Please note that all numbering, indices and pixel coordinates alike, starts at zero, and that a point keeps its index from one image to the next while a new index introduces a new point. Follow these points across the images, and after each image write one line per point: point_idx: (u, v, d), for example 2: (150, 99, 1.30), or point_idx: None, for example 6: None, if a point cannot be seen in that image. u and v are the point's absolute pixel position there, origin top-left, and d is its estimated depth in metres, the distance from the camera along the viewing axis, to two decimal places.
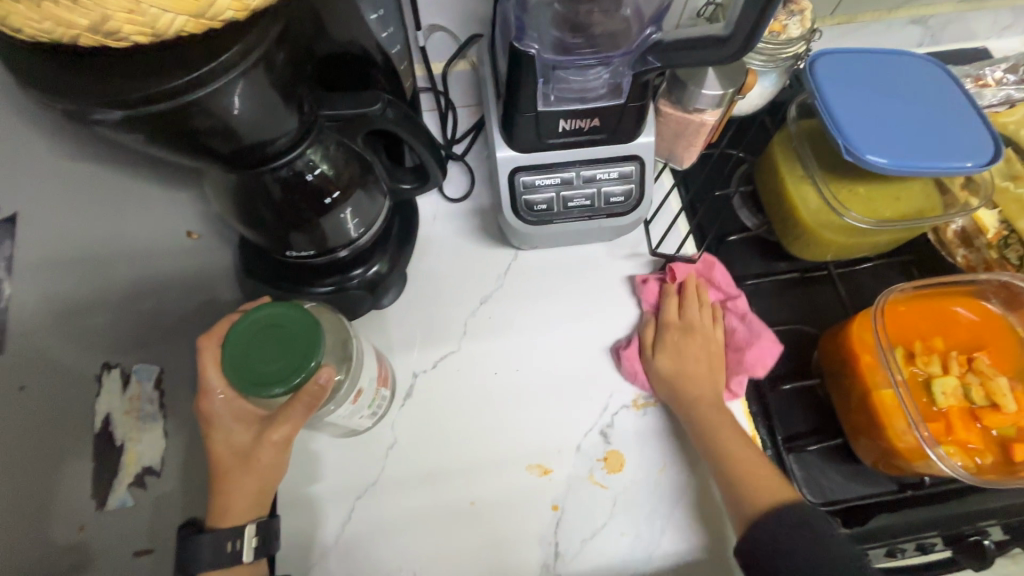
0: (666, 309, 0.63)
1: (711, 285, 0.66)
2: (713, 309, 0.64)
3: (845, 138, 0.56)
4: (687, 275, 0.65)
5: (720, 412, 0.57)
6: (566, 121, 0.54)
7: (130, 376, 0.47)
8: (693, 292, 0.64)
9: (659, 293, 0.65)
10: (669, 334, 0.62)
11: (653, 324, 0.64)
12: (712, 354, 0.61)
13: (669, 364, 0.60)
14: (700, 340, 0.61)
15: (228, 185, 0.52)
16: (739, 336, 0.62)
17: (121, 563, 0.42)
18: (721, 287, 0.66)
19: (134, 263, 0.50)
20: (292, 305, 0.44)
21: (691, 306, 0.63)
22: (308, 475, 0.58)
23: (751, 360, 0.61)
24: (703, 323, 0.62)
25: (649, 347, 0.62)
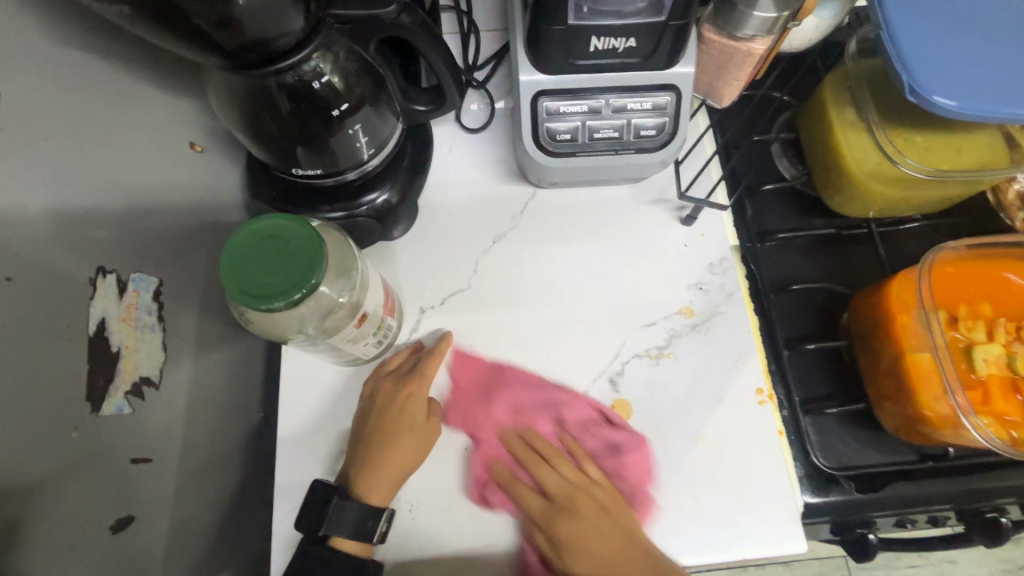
0: (523, 496, 0.54)
1: (535, 420, 0.57)
2: (590, 465, 0.56)
3: (910, 75, 0.51)
4: (500, 425, 0.57)
5: (662, 568, 0.50)
6: (597, 39, 0.49)
7: (127, 285, 0.45)
8: (529, 457, 0.55)
9: (508, 483, 0.54)
10: (560, 532, 0.52)
11: (529, 510, 0.53)
12: (600, 503, 0.53)
13: (579, 564, 0.51)
14: (581, 504, 0.53)
15: (231, 91, 0.48)
16: (607, 457, 0.56)
17: (119, 468, 0.43)
18: (569, 425, 0.57)
19: (132, 169, 0.47)
20: (298, 220, 0.42)
21: (546, 471, 0.55)
22: (308, 404, 0.57)
23: (631, 474, 0.55)
24: (581, 484, 0.54)
25: (541, 544, 0.53)
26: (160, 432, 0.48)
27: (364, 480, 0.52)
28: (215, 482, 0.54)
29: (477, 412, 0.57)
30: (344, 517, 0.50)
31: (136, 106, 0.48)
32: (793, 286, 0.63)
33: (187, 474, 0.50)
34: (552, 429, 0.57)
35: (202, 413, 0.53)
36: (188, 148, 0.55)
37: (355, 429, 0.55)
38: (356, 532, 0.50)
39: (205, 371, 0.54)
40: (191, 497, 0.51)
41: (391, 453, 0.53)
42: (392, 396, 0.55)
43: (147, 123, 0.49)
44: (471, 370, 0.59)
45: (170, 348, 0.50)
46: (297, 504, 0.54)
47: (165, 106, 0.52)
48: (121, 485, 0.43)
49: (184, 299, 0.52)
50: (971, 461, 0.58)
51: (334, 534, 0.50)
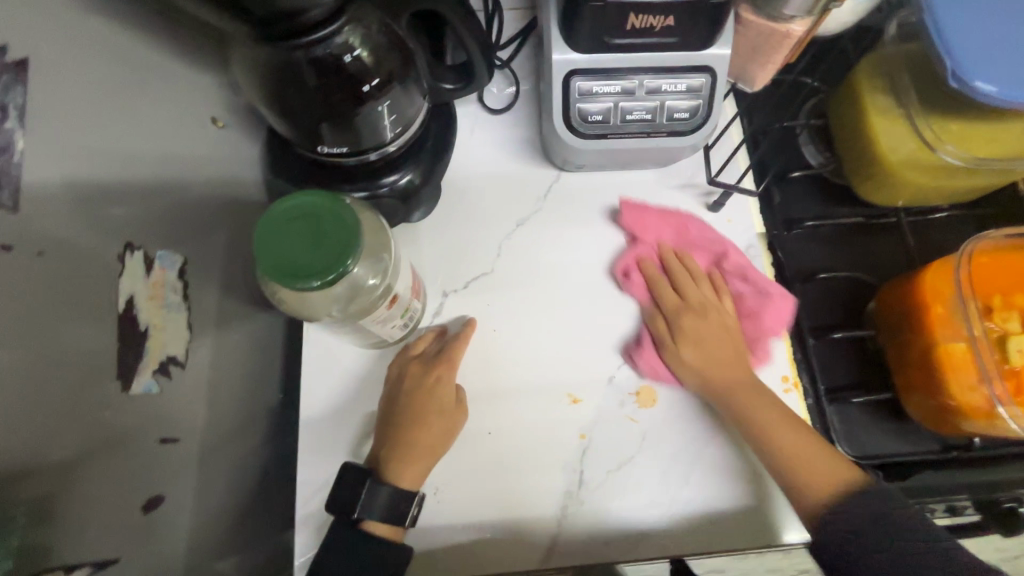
0: (660, 287, 0.59)
1: (694, 248, 0.61)
2: (710, 279, 0.59)
3: (953, 60, 0.49)
4: (659, 242, 0.61)
5: (764, 400, 0.53)
6: (636, 17, 0.48)
7: (153, 262, 0.44)
8: (676, 263, 0.60)
9: (648, 279, 0.60)
10: (684, 321, 0.56)
11: (658, 310, 0.58)
12: (729, 330, 0.57)
13: (690, 352, 0.55)
14: (713, 317, 0.56)
15: (257, 64, 0.47)
16: (747, 300, 0.58)
17: (148, 448, 0.42)
18: (702, 244, 0.61)
19: (156, 143, 0.46)
20: (332, 198, 0.41)
21: (688, 286, 0.58)
22: (331, 387, 0.56)
23: (769, 325, 0.57)
24: (711, 300, 0.58)
25: (660, 334, 0.57)
26: (187, 412, 0.47)
27: (395, 462, 0.51)
28: (239, 464, 0.54)
29: (646, 213, 0.62)
30: (376, 500, 0.49)
31: (159, 78, 0.47)
32: (820, 274, 0.62)
33: (212, 455, 0.50)
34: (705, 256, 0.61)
35: (226, 394, 0.52)
36: (210, 123, 0.53)
37: (383, 411, 0.54)
38: (389, 515, 0.49)
39: (227, 352, 0.53)
40: (216, 479, 0.50)
41: (421, 436, 0.52)
42: (419, 380, 0.54)
43: (169, 96, 0.48)
44: (644, 221, 0.61)
45: (195, 327, 0.49)
46: (321, 487, 0.53)
47: (187, 80, 0.50)
48: (151, 465, 0.42)
49: (207, 278, 0.51)
50: (994, 453, 0.58)
51: (365, 518, 0.49)
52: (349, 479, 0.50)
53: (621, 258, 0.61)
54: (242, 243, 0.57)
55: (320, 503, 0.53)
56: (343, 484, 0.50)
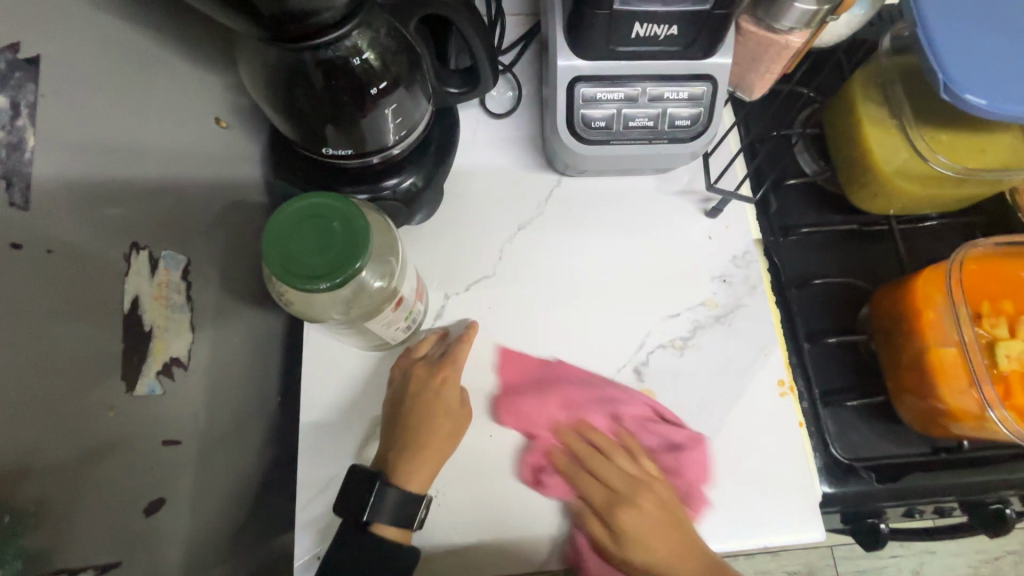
0: (587, 481, 0.54)
1: (614, 421, 0.57)
2: (647, 462, 0.55)
3: (945, 73, 0.51)
4: (579, 420, 0.56)
5: (721, 569, 0.50)
6: (640, 26, 0.48)
7: (158, 262, 0.44)
8: (585, 448, 0.55)
9: (570, 477, 0.54)
10: (619, 523, 0.52)
11: (580, 496, 0.54)
12: (669, 507, 0.52)
13: (626, 513, 0.52)
14: (652, 507, 0.52)
15: (266, 64, 0.47)
16: (665, 458, 0.56)
17: (151, 450, 0.42)
18: (603, 416, 0.57)
19: (161, 143, 0.46)
20: (341, 199, 0.41)
21: (608, 475, 0.54)
22: (332, 389, 0.56)
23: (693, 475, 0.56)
24: (647, 480, 0.54)
25: (601, 537, 0.52)
26: (188, 414, 0.46)
27: (403, 464, 0.51)
28: (238, 467, 0.53)
29: (522, 405, 0.56)
30: (384, 503, 0.49)
31: (164, 78, 0.47)
32: (815, 280, 0.64)
33: (212, 458, 0.49)
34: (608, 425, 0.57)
35: (225, 396, 0.52)
36: (214, 124, 0.53)
37: (388, 414, 0.54)
38: (397, 518, 0.49)
39: (227, 354, 0.53)
40: (215, 482, 0.50)
41: (430, 438, 0.52)
42: (425, 383, 0.54)
43: (175, 95, 0.48)
44: (552, 399, 0.57)
45: (197, 329, 0.48)
46: (322, 489, 0.53)
47: (192, 79, 0.50)
48: (153, 468, 0.42)
49: (209, 279, 0.51)
50: (983, 455, 0.59)
51: (376, 520, 0.48)
52: (359, 482, 0.49)
53: (530, 456, 0.55)
54: (244, 244, 0.56)
55: (321, 505, 0.52)
56: (352, 486, 0.50)
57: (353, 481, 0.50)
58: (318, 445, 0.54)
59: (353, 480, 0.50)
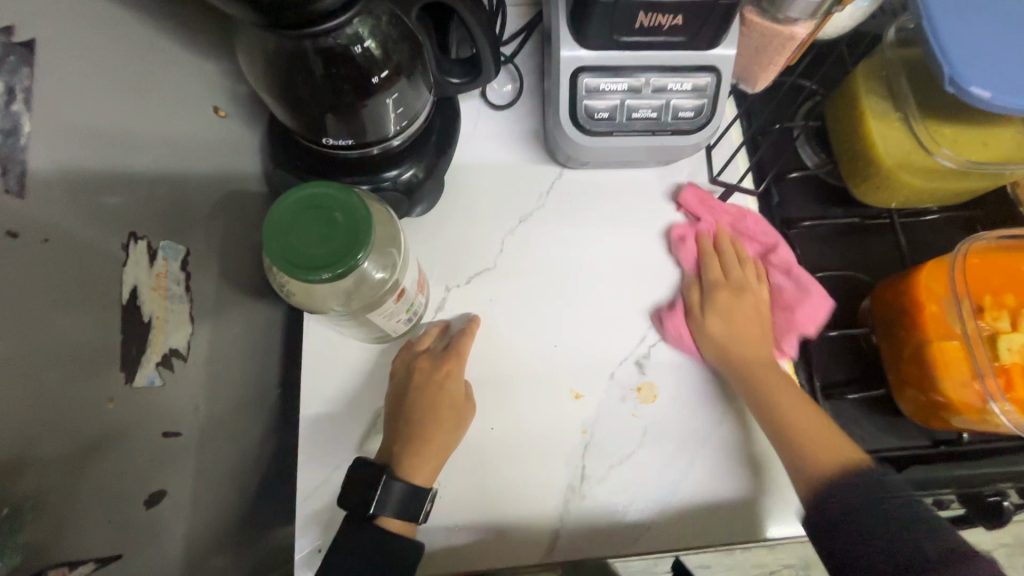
0: (710, 258, 0.60)
1: (745, 237, 0.62)
2: (755, 268, 0.60)
3: (949, 65, 0.51)
4: (715, 226, 0.62)
5: (771, 369, 0.55)
6: (644, 16, 0.48)
7: (157, 252, 0.43)
8: (728, 245, 0.61)
9: (701, 252, 0.61)
10: (716, 293, 0.58)
11: (697, 281, 0.60)
12: (761, 314, 0.58)
13: (716, 325, 0.57)
14: (749, 299, 0.58)
15: (266, 52, 0.46)
16: (787, 294, 0.59)
17: (152, 442, 0.42)
18: (755, 236, 0.61)
19: (159, 132, 0.45)
20: (343, 189, 0.40)
21: (736, 266, 0.59)
22: (332, 382, 0.55)
23: (802, 322, 0.58)
24: (749, 282, 0.59)
25: (691, 304, 0.59)
26: (188, 406, 0.46)
27: (407, 458, 0.50)
28: (238, 458, 0.53)
29: (716, 208, 0.62)
30: (390, 496, 0.48)
31: (162, 65, 0.46)
32: (817, 273, 0.64)
33: (213, 450, 0.49)
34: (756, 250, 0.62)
35: (226, 388, 0.52)
36: (212, 112, 0.52)
37: (390, 407, 0.54)
38: (402, 511, 0.48)
39: (227, 345, 0.52)
40: (216, 474, 0.49)
41: (434, 433, 0.52)
42: (430, 375, 0.54)
43: (172, 83, 0.47)
44: (704, 204, 0.62)
45: (196, 320, 0.48)
46: (322, 482, 0.53)
47: (189, 67, 0.49)
48: (153, 460, 0.42)
49: (208, 270, 0.50)
50: (981, 446, 0.60)
51: (381, 513, 0.48)
52: (363, 474, 0.49)
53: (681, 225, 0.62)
54: (243, 235, 0.56)
55: (320, 499, 0.52)
56: (356, 479, 0.49)
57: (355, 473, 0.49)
58: (318, 435, 0.54)
59: (355, 474, 0.49)
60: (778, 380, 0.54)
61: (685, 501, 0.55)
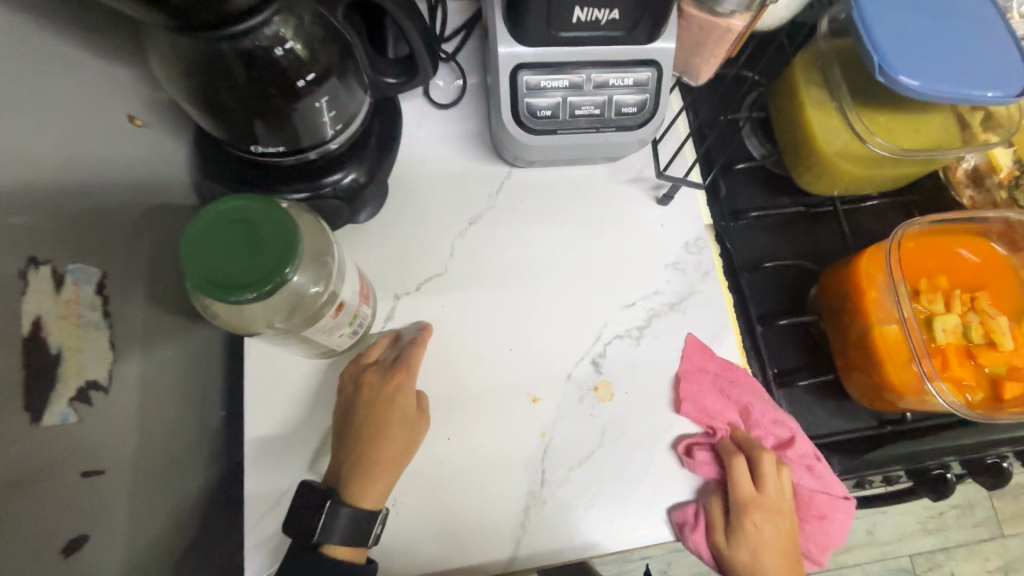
0: (738, 475, 0.54)
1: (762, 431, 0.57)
2: (786, 476, 0.55)
3: (879, 55, 0.52)
4: (731, 428, 0.56)
5: (800, 565, 0.55)
6: (581, 11, 0.47)
7: (64, 277, 0.39)
8: (758, 452, 0.55)
9: (723, 462, 0.55)
10: (750, 516, 0.52)
11: (719, 493, 0.54)
12: (786, 506, 0.55)
13: (744, 556, 0.53)
14: (781, 524, 0.54)
15: (178, 54, 0.42)
16: (818, 499, 0.56)
17: (70, 483, 0.38)
18: (768, 426, 0.57)
19: (68, 146, 0.41)
20: (267, 201, 0.38)
21: (767, 480, 0.54)
22: (276, 401, 0.53)
23: (828, 539, 0.57)
24: (780, 495, 0.54)
25: (719, 506, 0.54)
26: (113, 442, 0.43)
27: (355, 480, 0.49)
28: (176, 489, 0.50)
29: (705, 394, 0.57)
30: (336, 524, 0.47)
31: (68, 72, 0.42)
32: (766, 263, 0.65)
33: (147, 484, 0.46)
34: (777, 444, 0.57)
35: (159, 416, 0.48)
36: (126, 121, 0.48)
37: (339, 424, 0.52)
38: (350, 538, 0.48)
39: (159, 372, 0.49)
40: (152, 510, 0.46)
41: (384, 451, 0.50)
42: (380, 389, 0.52)
43: (79, 91, 0.43)
44: (705, 379, 0.58)
45: (120, 348, 0.44)
46: (270, 508, 0.50)
47: (100, 73, 0.45)
48: (71, 505, 0.38)
49: (133, 292, 0.47)
50: (924, 423, 0.62)
51: (326, 542, 0.47)
52: (309, 497, 0.48)
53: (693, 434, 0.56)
54: (171, 253, 0.52)
55: (269, 526, 0.50)
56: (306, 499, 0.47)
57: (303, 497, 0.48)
58: (265, 461, 0.51)
59: (302, 496, 0.48)
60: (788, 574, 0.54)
61: (643, 498, 0.55)
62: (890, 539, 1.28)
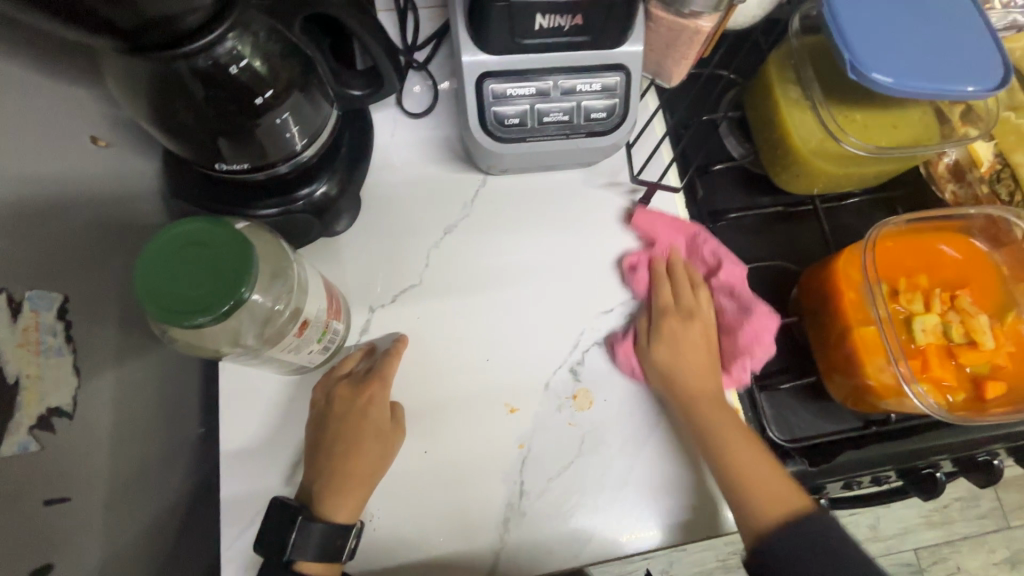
0: (661, 288, 0.58)
1: (696, 259, 0.61)
2: (706, 293, 0.59)
3: (851, 53, 0.51)
4: (670, 246, 0.60)
5: (719, 409, 0.54)
6: (542, 18, 0.47)
7: (22, 305, 0.39)
8: (683, 275, 0.59)
9: (654, 276, 0.59)
10: (667, 321, 0.57)
11: (645, 312, 0.59)
12: (710, 337, 0.57)
13: (661, 356, 0.56)
14: (696, 327, 0.57)
15: (135, 76, 0.42)
16: (729, 315, 0.58)
17: (31, 513, 0.38)
18: (705, 257, 0.60)
19: (27, 171, 0.41)
20: (220, 223, 0.38)
21: (683, 288, 0.59)
22: (251, 419, 0.53)
23: (751, 342, 0.56)
24: (699, 308, 0.58)
25: (641, 332, 0.58)
26: (79, 468, 0.42)
27: (327, 496, 0.49)
28: (152, 512, 0.50)
29: (655, 219, 0.60)
30: (308, 538, 0.48)
31: (25, 97, 0.41)
32: (746, 265, 0.64)
33: (119, 507, 0.46)
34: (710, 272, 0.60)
35: (131, 439, 0.48)
36: (90, 144, 0.48)
37: (312, 440, 0.51)
38: (322, 553, 0.48)
39: (131, 395, 0.49)
40: (126, 533, 0.46)
41: (357, 466, 0.50)
42: (353, 402, 0.52)
43: (39, 116, 0.43)
44: (656, 223, 0.60)
45: (88, 372, 0.44)
46: (246, 527, 0.50)
47: (60, 96, 0.45)
48: (34, 534, 0.38)
49: (100, 315, 0.46)
50: (909, 423, 0.61)
51: (298, 558, 0.47)
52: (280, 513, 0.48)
53: (634, 252, 0.61)
54: None
55: (246, 546, 0.49)
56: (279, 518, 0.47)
57: (278, 511, 0.49)
58: (241, 480, 0.51)
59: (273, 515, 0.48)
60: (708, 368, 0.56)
61: (624, 507, 0.54)
62: (892, 534, 1.27)
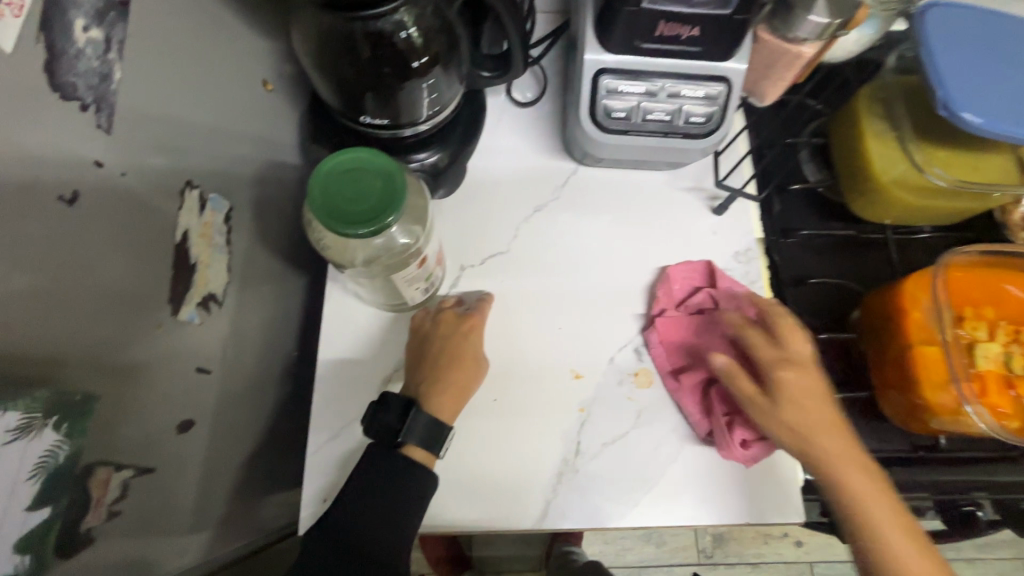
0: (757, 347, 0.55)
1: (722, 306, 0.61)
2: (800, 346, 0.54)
3: (945, 92, 0.55)
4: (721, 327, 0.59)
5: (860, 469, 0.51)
6: (665, 24, 0.52)
7: (206, 202, 0.48)
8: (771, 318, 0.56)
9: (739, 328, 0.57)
10: (822, 449, 0.51)
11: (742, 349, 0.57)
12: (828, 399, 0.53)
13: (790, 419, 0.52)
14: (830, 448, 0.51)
15: (318, 30, 0.50)
16: None
17: (187, 375, 0.45)
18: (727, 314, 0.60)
19: (219, 96, 0.49)
20: (381, 157, 0.45)
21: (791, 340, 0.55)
22: (348, 344, 0.59)
23: None
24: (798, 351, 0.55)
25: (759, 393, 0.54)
26: (216, 348, 0.50)
27: (433, 398, 0.54)
28: (256, 409, 0.56)
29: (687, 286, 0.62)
30: (415, 427, 0.52)
31: (227, 36, 0.50)
32: (811, 280, 0.67)
33: (235, 394, 0.53)
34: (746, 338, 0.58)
35: (248, 338, 0.55)
36: (261, 86, 0.56)
37: (413, 356, 0.57)
38: (425, 440, 0.52)
39: (253, 305, 0.56)
40: (237, 415, 0.53)
41: (459, 377, 0.56)
42: (453, 332, 0.58)
43: (231, 52, 0.51)
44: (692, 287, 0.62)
45: (233, 271, 0.52)
46: (333, 436, 0.56)
47: (248, 40, 0.53)
48: (184, 389, 0.45)
49: (248, 230, 0.54)
50: (956, 456, 0.62)
51: (407, 441, 0.52)
52: (389, 407, 0.53)
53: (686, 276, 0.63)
54: (281, 204, 0.60)
55: (331, 451, 0.56)
56: (385, 412, 0.53)
57: (391, 399, 0.53)
58: (334, 394, 0.58)
59: (383, 403, 0.53)
60: (893, 520, 0.49)
61: (669, 481, 0.58)
62: None
